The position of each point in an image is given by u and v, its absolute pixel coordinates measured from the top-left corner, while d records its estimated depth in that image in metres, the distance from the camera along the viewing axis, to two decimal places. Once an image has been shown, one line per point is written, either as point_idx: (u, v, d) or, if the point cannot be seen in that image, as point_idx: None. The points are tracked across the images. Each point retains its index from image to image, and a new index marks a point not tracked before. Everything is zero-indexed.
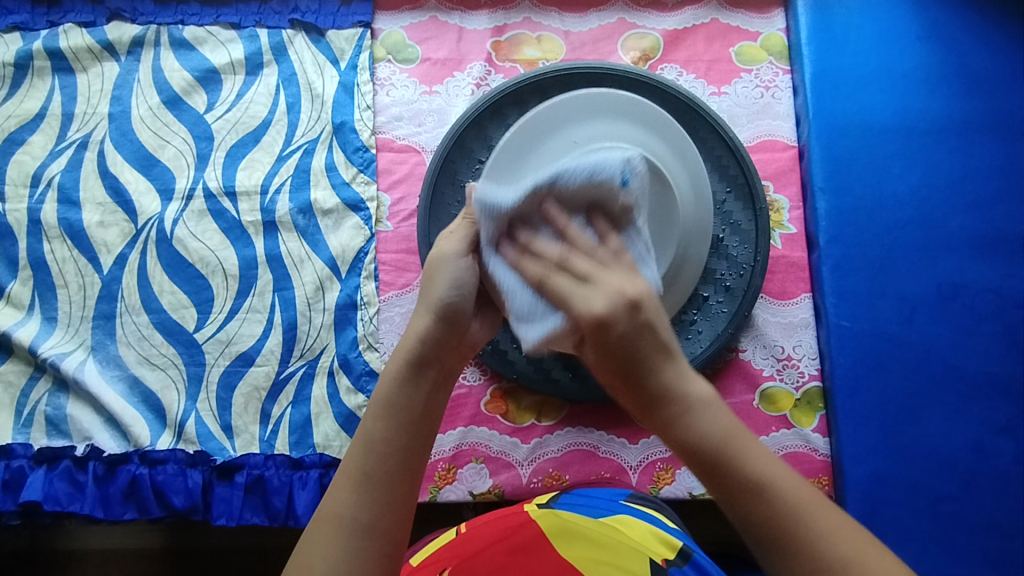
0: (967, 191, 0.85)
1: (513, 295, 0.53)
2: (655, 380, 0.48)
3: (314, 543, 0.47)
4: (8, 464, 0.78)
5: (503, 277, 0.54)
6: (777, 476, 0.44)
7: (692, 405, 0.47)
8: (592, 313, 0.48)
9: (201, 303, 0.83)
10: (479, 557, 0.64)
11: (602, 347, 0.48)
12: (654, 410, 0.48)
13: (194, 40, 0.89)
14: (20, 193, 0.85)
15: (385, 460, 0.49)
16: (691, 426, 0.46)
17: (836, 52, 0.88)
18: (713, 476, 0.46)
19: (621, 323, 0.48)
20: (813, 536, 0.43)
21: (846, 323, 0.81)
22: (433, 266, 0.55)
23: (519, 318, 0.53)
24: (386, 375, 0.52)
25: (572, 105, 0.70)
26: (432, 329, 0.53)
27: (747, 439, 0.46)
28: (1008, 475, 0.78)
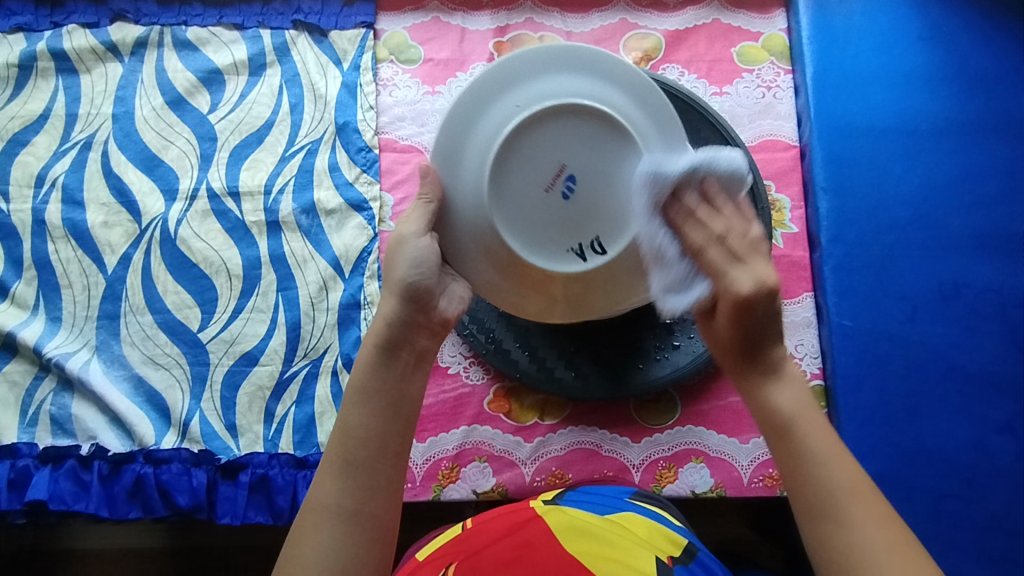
0: (968, 191, 0.85)
1: (665, 266, 0.57)
2: (765, 351, 0.55)
3: (304, 533, 0.50)
4: (13, 463, 0.78)
5: (664, 248, 0.57)
6: (836, 454, 0.50)
7: (782, 380, 0.54)
8: (740, 291, 0.53)
9: (206, 303, 0.84)
10: (486, 552, 0.64)
11: (738, 321, 0.54)
12: (750, 373, 0.56)
13: (197, 41, 0.89)
14: (24, 194, 0.85)
15: (364, 445, 0.52)
16: (773, 394, 0.54)
17: (837, 52, 0.88)
18: (780, 441, 0.52)
19: (761, 303, 0.54)
20: (851, 510, 0.48)
21: (848, 322, 0.81)
22: (394, 249, 0.58)
23: (667, 290, 0.58)
24: (360, 364, 0.55)
25: (524, 58, 0.58)
26: (398, 311, 0.56)
27: (821, 421, 0.52)
28: (1009, 474, 0.78)
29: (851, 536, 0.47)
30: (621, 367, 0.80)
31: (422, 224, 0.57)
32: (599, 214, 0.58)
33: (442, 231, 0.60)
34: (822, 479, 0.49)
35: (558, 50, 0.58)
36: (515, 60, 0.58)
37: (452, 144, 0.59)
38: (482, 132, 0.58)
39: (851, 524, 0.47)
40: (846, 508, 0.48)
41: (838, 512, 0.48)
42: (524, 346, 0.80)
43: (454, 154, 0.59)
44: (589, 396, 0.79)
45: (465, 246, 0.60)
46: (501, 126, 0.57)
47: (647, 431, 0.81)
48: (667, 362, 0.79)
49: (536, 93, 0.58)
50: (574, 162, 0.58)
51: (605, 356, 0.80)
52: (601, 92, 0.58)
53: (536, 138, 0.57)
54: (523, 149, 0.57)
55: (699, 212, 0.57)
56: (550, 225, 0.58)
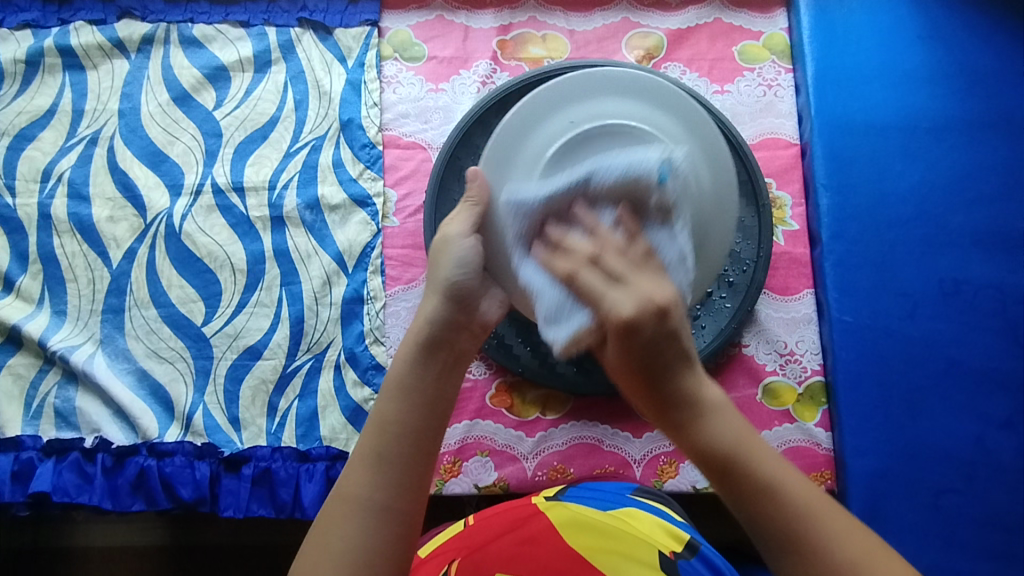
0: (968, 188, 0.85)
1: (543, 294, 0.55)
2: (674, 384, 0.51)
3: (330, 526, 0.50)
4: (18, 455, 0.79)
5: (531, 280, 0.56)
6: (788, 482, 0.47)
7: (707, 410, 0.50)
8: (620, 313, 0.49)
9: (210, 297, 0.84)
10: (490, 547, 0.65)
11: (627, 348, 0.50)
12: (669, 412, 0.51)
13: (203, 38, 0.90)
14: (31, 188, 0.86)
15: (398, 441, 0.52)
16: (705, 428, 0.50)
17: (838, 51, 0.89)
18: (725, 478, 0.48)
19: (648, 326, 0.49)
20: (822, 537, 0.46)
21: (848, 318, 0.82)
22: (438, 249, 0.60)
23: (548, 320, 0.54)
24: (399, 361, 0.56)
25: (591, 76, 0.61)
26: (441, 311, 0.57)
27: (761, 443, 0.49)
28: (1008, 469, 0.79)
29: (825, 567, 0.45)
30: None
31: (467, 226, 0.59)
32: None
33: (487, 236, 0.60)
34: (778, 512, 0.46)
35: (618, 76, 0.62)
36: (574, 81, 0.61)
37: (505, 151, 0.61)
38: (533, 143, 0.61)
39: (824, 550, 0.45)
40: (811, 539, 0.46)
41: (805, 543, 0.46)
42: (527, 341, 0.80)
43: (505, 163, 0.61)
44: (591, 391, 0.79)
45: (510, 267, 0.59)
46: (551, 141, 0.60)
47: (648, 426, 0.81)
48: None
49: (588, 113, 0.61)
50: None
51: None
52: (653, 118, 0.61)
53: (580, 155, 0.59)
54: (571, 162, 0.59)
55: (567, 241, 0.55)
56: None
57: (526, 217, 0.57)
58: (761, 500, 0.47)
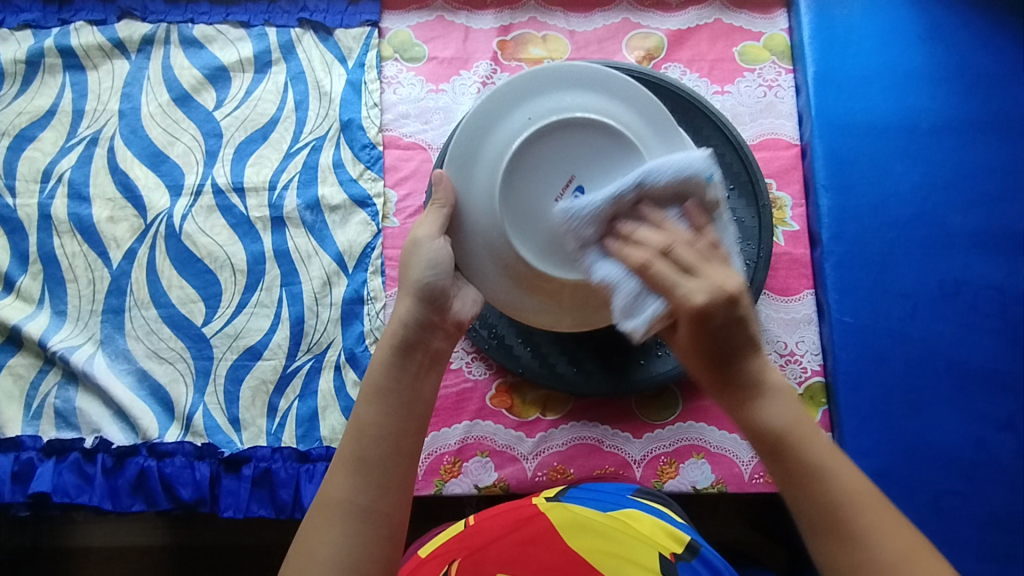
0: (968, 189, 0.85)
1: (620, 285, 0.54)
2: (738, 365, 0.52)
3: (313, 530, 0.50)
4: (18, 455, 0.79)
5: (607, 276, 0.56)
6: (840, 469, 0.48)
7: (768, 392, 0.52)
8: (694, 302, 0.51)
9: (210, 298, 0.84)
10: (490, 548, 0.65)
11: (700, 334, 0.52)
12: (729, 390, 0.53)
13: (204, 39, 0.90)
14: (31, 188, 0.86)
15: (377, 442, 0.53)
16: (762, 408, 0.51)
17: (839, 51, 0.89)
18: (776, 458, 0.50)
19: (720, 314, 0.51)
20: (863, 528, 0.46)
21: (848, 319, 0.82)
22: (409, 251, 0.61)
23: (625, 314, 0.54)
24: (376, 363, 0.56)
25: (548, 72, 0.63)
26: (414, 312, 0.58)
27: (817, 433, 0.50)
28: (1008, 469, 0.79)
29: (867, 556, 0.45)
30: (623, 363, 0.80)
31: (435, 228, 0.61)
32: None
33: (454, 236, 0.63)
34: (824, 498, 0.47)
35: (569, 71, 0.63)
36: (529, 78, 0.63)
37: (466, 152, 0.64)
38: (496, 140, 0.63)
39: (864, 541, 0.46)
40: (852, 528, 0.46)
41: (849, 529, 0.47)
42: (527, 341, 0.80)
43: (468, 163, 0.63)
44: (591, 391, 0.79)
45: (476, 255, 0.63)
46: (513, 137, 0.62)
47: (648, 426, 0.81)
48: (669, 358, 0.80)
49: (547, 108, 0.62)
50: (582, 173, 0.61)
51: (606, 352, 0.80)
52: (613, 111, 0.63)
53: (544, 150, 0.61)
54: (533, 158, 0.61)
55: (636, 233, 0.56)
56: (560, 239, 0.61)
57: (595, 215, 0.57)
58: (809, 483, 0.48)
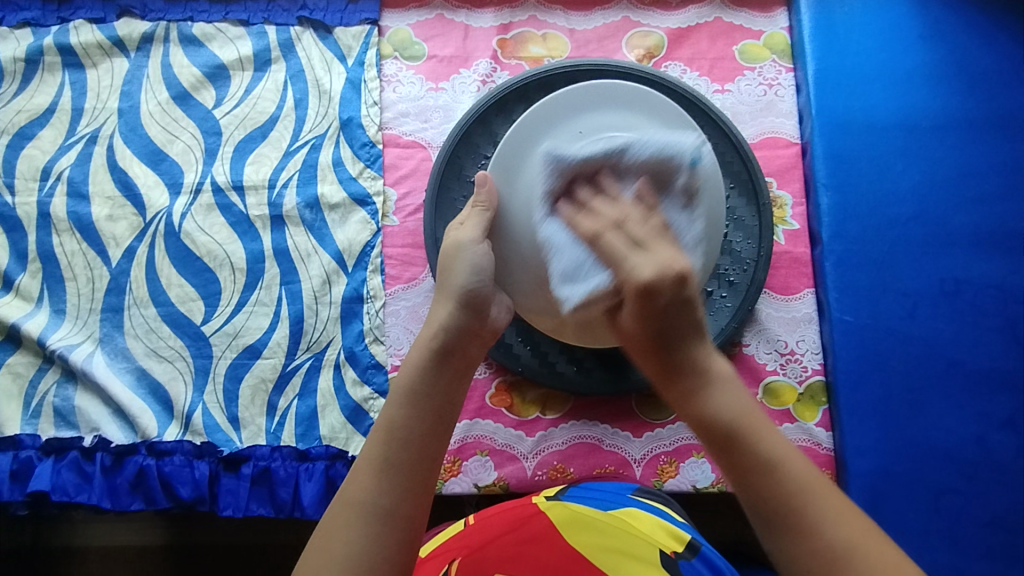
0: (968, 187, 0.85)
1: (563, 251, 0.58)
2: (683, 355, 0.54)
3: (334, 530, 0.50)
4: (17, 454, 0.79)
5: (551, 237, 0.59)
6: (789, 460, 0.49)
7: (714, 382, 0.53)
8: (640, 276, 0.52)
9: (209, 296, 0.84)
10: (490, 547, 0.65)
11: (646, 311, 0.53)
12: (677, 381, 0.54)
13: (203, 37, 0.90)
14: (29, 186, 0.86)
15: (405, 446, 0.53)
16: (711, 398, 0.52)
17: (839, 50, 0.89)
18: (724, 448, 0.50)
19: (666, 292, 0.52)
20: (813, 513, 0.47)
21: (848, 318, 0.82)
22: (452, 255, 0.64)
23: (564, 278, 0.58)
24: (410, 366, 0.57)
25: (589, 91, 0.67)
26: (454, 318, 0.59)
27: (765, 422, 0.51)
28: (1009, 469, 0.79)
29: (820, 544, 0.46)
30: (623, 362, 0.80)
31: (479, 233, 0.64)
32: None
33: (495, 240, 0.67)
34: (774, 486, 0.47)
35: (607, 90, 0.67)
36: (571, 94, 0.67)
37: (511, 161, 0.67)
38: (540, 152, 0.66)
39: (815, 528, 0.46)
40: (802, 515, 0.47)
41: (798, 519, 0.46)
42: (527, 340, 0.80)
43: (512, 171, 0.67)
44: (591, 390, 0.79)
45: (516, 263, 0.66)
46: (558, 150, 0.65)
47: (649, 426, 0.81)
48: None
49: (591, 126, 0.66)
50: None
51: (606, 350, 0.80)
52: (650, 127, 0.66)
53: None
54: None
55: (594, 203, 0.59)
56: None
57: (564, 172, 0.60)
58: (755, 473, 0.48)
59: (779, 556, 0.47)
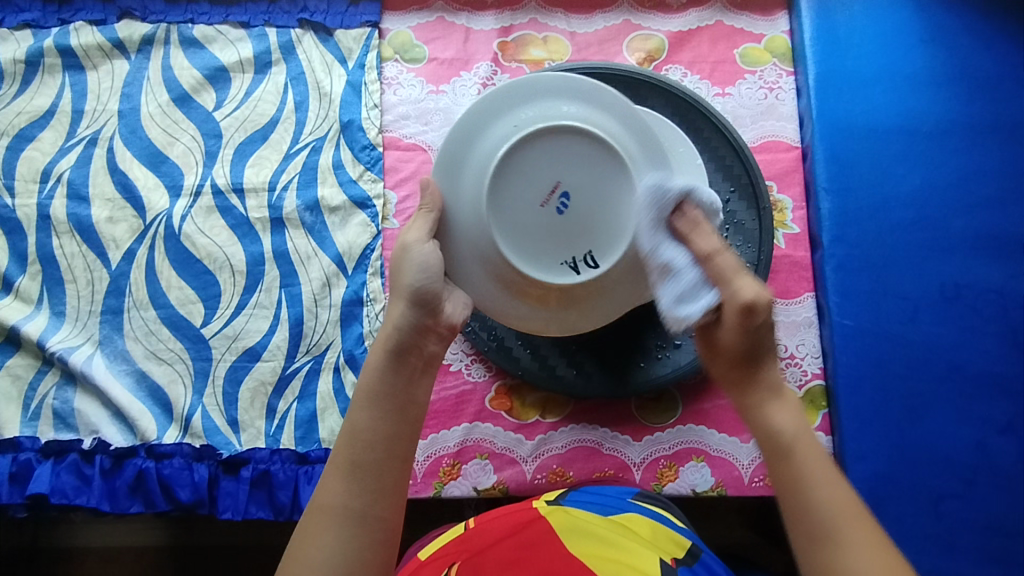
0: (969, 191, 0.85)
1: (680, 275, 0.57)
2: (761, 370, 0.57)
3: (308, 535, 0.52)
4: (15, 457, 0.79)
5: (671, 259, 0.58)
6: (835, 489, 0.53)
7: (783, 401, 0.57)
8: (748, 296, 0.54)
9: (209, 299, 0.84)
10: (490, 552, 0.65)
11: (745, 327, 0.55)
12: (749, 393, 0.58)
13: (203, 39, 0.90)
14: (30, 188, 0.86)
15: (371, 447, 0.55)
16: (776, 415, 0.56)
17: (840, 53, 0.89)
18: (778, 463, 0.55)
19: (764, 312, 0.55)
20: (845, 541, 0.50)
21: (849, 322, 0.82)
22: (399, 257, 0.61)
23: (679, 299, 0.57)
24: (370, 366, 0.58)
25: (529, 84, 0.63)
26: (406, 316, 0.58)
27: (820, 448, 0.55)
28: (1009, 474, 0.79)
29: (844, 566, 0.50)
30: (623, 365, 0.80)
31: (425, 232, 0.61)
32: (594, 232, 0.61)
33: (443, 240, 0.64)
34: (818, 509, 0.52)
35: (548, 82, 0.63)
36: (512, 87, 0.64)
37: (455, 157, 0.64)
38: (482, 148, 0.63)
39: (845, 553, 0.50)
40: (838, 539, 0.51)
41: (836, 538, 0.51)
42: (526, 343, 0.80)
43: (455, 166, 0.63)
44: (590, 394, 0.79)
45: (465, 259, 0.64)
46: (499, 143, 0.62)
47: (648, 430, 0.81)
48: (669, 361, 0.79)
49: (534, 115, 0.62)
50: (569, 179, 0.61)
51: (606, 354, 0.80)
52: (594, 117, 0.62)
53: (528, 157, 0.61)
54: (518, 165, 0.61)
55: (703, 226, 0.59)
56: (545, 241, 0.62)
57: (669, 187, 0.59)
58: (803, 490, 0.53)
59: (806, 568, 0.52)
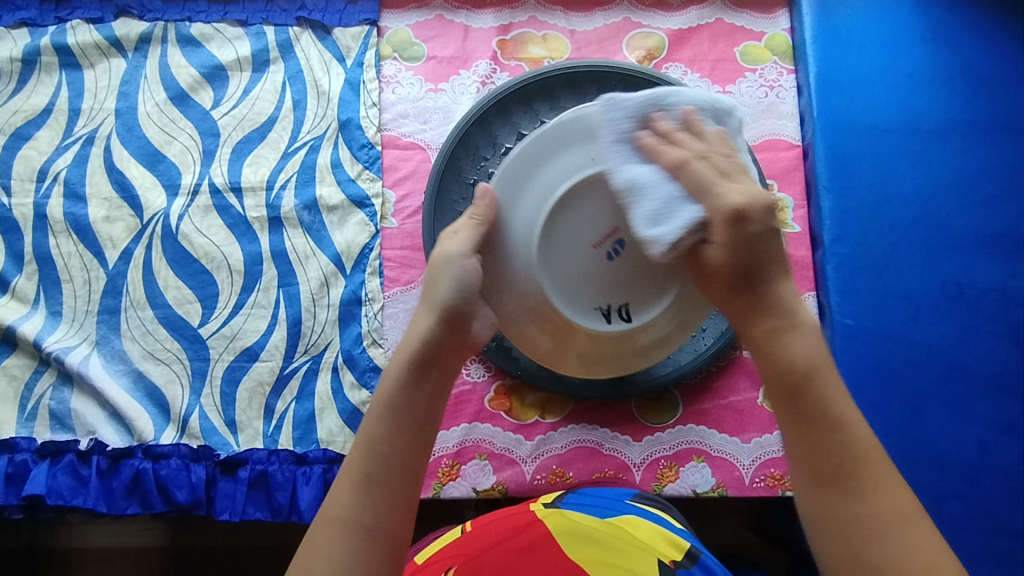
0: (971, 190, 0.85)
1: (648, 192, 0.54)
2: (770, 292, 0.53)
3: (315, 549, 0.51)
4: (11, 458, 0.78)
5: (637, 175, 0.54)
6: (856, 422, 0.50)
7: (798, 327, 0.52)
8: (733, 202, 0.52)
9: (207, 298, 0.83)
10: (486, 557, 0.64)
11: (737, 239, 0.52)
12: (759, 318, 0.53)
13: (201, 37, 0.89)
14: (26, 187, 0.85)
15: (386, 461, 0.53)
16: (792, 343, 0.52)
17: (841, 51, 0.88)
18: (794, 398, 0.51)
19: (757, 221, 0.53)
20: (866, 481, 0.48)
21: (850, 322, 0.81)
22: (439, 265, 0.60)
23: (651, 220, 0.53)
24: (388, 380, 0.56)
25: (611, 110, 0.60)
26: (434, 330, 0.58)
27: (837, 378, 0.52)
28: (1012, 474, 0.78)
29: (867, 507, 0.48)
30: None
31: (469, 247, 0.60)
32: (635, 284, 0.61)
33: (486, 256, 0.62)
34: (839, 444, 0.49)
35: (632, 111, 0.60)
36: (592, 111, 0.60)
37: (518, 176, 0.61)
38: (549, 174, 0.60)
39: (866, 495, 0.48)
40: (860, 476, 0.48)
41: (856, 485, 0.48)
42: None
43: (518, 186, 0.61)
44: (591, 394, 0.79)
45: (506, 285, 0.62)
46: (565, 174, 0.60)
47: (648, 430, 0.80)
48: (669, 361, 0.79)
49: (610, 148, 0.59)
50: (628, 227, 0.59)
51: None
52: None
53: (589, 199, 0.59)
54: (578, 206, 0.59)
55: (675, 134, 0.56)
56: (587, 285, 0.61)
57: (631, 113, 0.57)
58: (823, 425, 0.50)
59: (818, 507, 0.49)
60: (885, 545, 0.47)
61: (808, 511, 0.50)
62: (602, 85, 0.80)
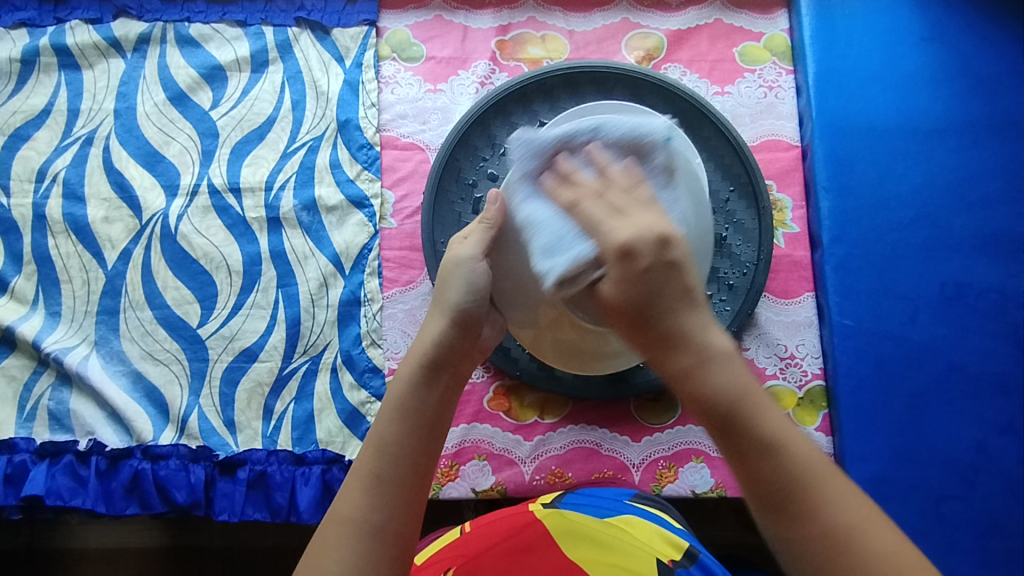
0: (969, 191, 0.85)
1: (543, 227, 0.54)
2: (674, 323, 0.48)
3: (323, 551, 0.50)
4: (10, 458, 0.78)
5: (534, 213, 0.56)
6: (793, 442, 0.45)
7: (711, 358, 0.47)
8: (617, 238, 0.49)
9: (205, 299, 0.83)
10: (485, 557, 0.64)
11: (625, 275, 0.48)
12: (670, 358, 0.48)
13: (200, 38, 0.89)
14: (25, 188, 0.85)
15: (397, 462, 0.52)
16: (709, 378, 0.46)
17: (840, 51, 0.88)
18: (725, 436, 0.46)
19: (648, 256, 0.48)
20: (813, 502, 0.44)
21: (849, 322, 0.81)
22: (451, 268, 0.62)
23: (546, 252, 0.53)
24: (400, 382, 0.56)
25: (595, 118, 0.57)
26: (445, 333, 0.59)
27: (764, 400, 0.46)
28: (1010, 475, 0.78)
29: (818, 527, 0.43)
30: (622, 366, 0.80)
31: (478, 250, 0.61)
32: None
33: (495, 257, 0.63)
34: (779, 470, 0.44)
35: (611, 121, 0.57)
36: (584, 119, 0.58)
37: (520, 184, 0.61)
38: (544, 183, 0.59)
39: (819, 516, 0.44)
40: (807, 499, 0.44)
41: (797, 509, 0.44)
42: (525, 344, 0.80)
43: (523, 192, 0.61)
44: (591, 394, 0.79)
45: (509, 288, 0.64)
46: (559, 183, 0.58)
47: (647, 431, 0.80)
48: None
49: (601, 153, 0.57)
50: None
51: None
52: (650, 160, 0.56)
53: None
54: None
55: (576, 174, 0.55)
56: None
57: (536, 153, 0.57)
58: (758, 458, 0.45)
59: (779, 539, 0.45)
60: (847, 563, 0.43)
61: (776, 544, 0.45)
62: (601, 87, 0.80)
